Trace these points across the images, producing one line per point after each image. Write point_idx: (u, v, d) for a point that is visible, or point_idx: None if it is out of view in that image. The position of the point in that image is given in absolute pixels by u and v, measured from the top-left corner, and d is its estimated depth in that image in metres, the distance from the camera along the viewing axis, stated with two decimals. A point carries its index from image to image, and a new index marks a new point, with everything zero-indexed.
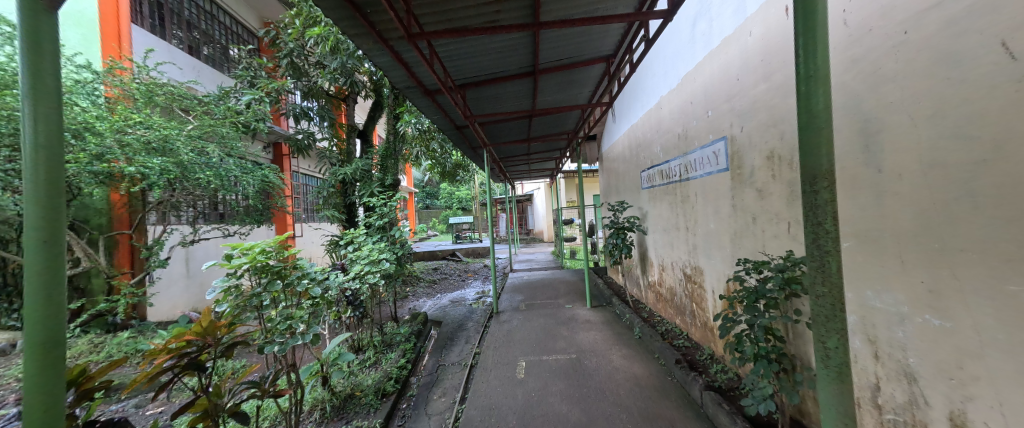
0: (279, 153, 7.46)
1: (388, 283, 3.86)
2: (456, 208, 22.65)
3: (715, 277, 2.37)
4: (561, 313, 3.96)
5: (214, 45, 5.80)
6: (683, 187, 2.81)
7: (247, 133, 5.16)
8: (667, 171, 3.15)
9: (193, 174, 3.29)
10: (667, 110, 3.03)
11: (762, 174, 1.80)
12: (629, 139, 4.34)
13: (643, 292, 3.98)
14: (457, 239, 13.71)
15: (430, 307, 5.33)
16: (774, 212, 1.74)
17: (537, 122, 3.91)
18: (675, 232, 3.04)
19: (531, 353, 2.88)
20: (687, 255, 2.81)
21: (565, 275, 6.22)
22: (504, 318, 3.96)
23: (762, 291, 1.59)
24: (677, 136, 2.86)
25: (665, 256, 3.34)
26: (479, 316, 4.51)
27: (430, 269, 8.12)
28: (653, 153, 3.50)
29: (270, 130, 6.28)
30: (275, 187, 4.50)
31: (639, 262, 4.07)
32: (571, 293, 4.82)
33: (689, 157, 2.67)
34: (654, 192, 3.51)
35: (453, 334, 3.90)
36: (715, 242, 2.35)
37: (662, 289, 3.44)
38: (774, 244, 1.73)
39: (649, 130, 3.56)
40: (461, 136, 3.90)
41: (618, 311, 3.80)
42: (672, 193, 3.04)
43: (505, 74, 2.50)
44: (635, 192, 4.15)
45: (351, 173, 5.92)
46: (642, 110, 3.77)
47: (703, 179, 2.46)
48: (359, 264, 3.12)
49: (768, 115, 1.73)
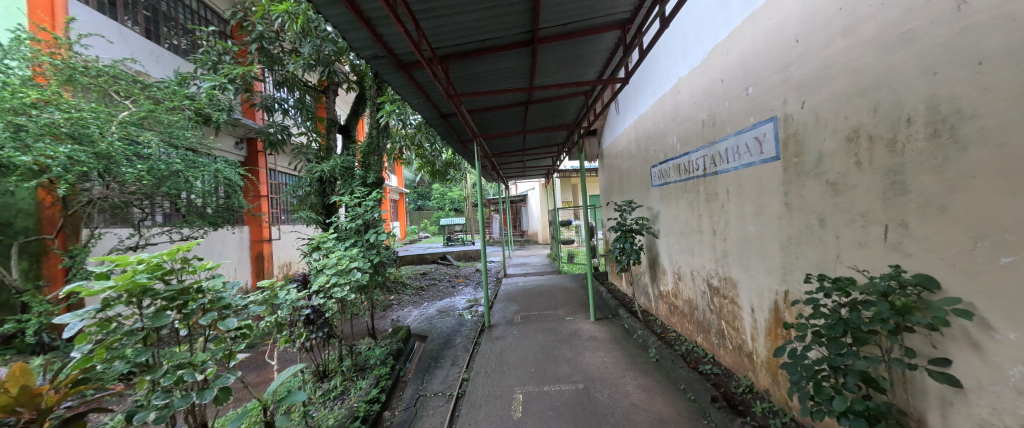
0: (253, 149, 6.88)
1: (362, 295, 3.35)
2: (449, 209, 22.04)
3: (755, 293, 1.94)
4: (560, 328, 3.48)
5: (176, 28, 5.20)
6: (709, 183, 2.37)
7: (208, 125, 4.61)
8: (686, 165, 2.72)
9: (121, 169, 2.74)
10: (687, 94, 2.61)
11: (837, 163, 1.36)
12: (636, 131, 3.90)
13: (654, 303, 3.54)
14: (448, 242, 13.17)
15: (415, 318, 4.82)
16: (857, 211, 1.29)
17: (535, 111, 3.45)
18: (696, 235, 2.61)
19: (529, 383, 2.40)
20: (714, 263, 2.38)
21: (563, 281, 5.77)
22: (497, 334, 3.48)
23: (855, 322, 1.14)
24: (701, 123, 2.43)
25: (682, 263, 2.90)
26: (469, 329, 4.02)
27: (417, 274, 7.59)
28: (667, 146, 3.07)
29: (238, 123, 5.69)
30: (228, 185, 4.00)
31: (649, 269, 3.64)
32: (571, 302, 4.37)
33: (717, 148, 2.25)
34: (669, 190, 3.08)
35: (439, 352, 3.42)
36: (755, 249, 1.91)
37: (678, 301, 3.01)
38: (858, 254, 1.30)
39: (662, 119, 3.14)
40: (448, 126, 3.41)
41: (626, 325, 3.35)
42: (693, 190, 2.60)
43: (495, 43, 2.04)
44: (643, 191, 3.72)
45: (330, 171, 5.36)
46: (653, 98, 3.35)
47: (739, 173, 2.02)
48: (324, 275, 2.63)
49: (849, 81, 1.29)
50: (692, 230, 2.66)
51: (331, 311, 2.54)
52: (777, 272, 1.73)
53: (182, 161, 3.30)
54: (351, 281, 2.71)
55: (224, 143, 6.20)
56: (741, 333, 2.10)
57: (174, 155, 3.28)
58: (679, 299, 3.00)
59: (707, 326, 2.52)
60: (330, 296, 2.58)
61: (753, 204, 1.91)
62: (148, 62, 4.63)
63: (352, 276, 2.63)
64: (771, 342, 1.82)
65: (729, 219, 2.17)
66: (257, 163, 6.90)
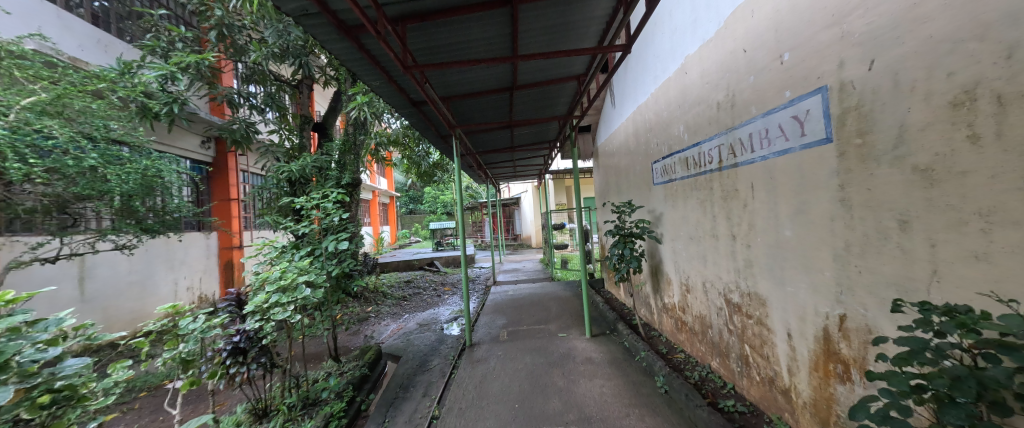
0: (220, 149, 6.40)
1: (320, 313, 2.88)
2: (441, 213, 21.43)
3: (793, 314, 1.53)
4: (552, 347, 3.04)
5: (128, 14, 4.77)
6: (727, 178, 1.97)
7: (157, 119, 4.16)
8: (695, 158, 2.32)
9: (4, 163, 2.27)
10: (698, 74, 2.23)
11: (932, 141, 0.96)
12: (635, 124, 3.52)
13: (658, 317, 3.13)
14: (437, 247, 12.67)
15: (392, 333, 4.35)
16: (971, 209, 0.88)
17: (519, 98, 3.04)
18: (710, 240, 2.21)
19: (511, 425, 1.96)
20: (733, 275, 1.98)
21: (556, 290, 5.33)
22: (479, 354, 3.03)
23: (999, 382, 0.72)
24: (716, 107, 2.04)
25: (692, 273, 2.50)
26: (449, 348, 3.55)
27: (401, 282, 7.09)
28: (672, 138, 2.68)
29: (199, 120, 5.20)
30: (165, 186, 3.47)
31: (651, 278, 3.24)
32: (564, 314, 3.96)
33: (735, 135, 1.88)
34: (674, 189, 2.69)
35: (411, 377, 2.96)
36: (795, 258, 1.51)
37: (687, 317, 2.60)
38: (977, 272, 0.88)
39: (666, 107, 2.75)
40: (422, 117, 2.99)
41: (626, 343, 2.94)
42: (706, 188, 2.20)
43: (462, 2, 1.62)
44: (644, 190, 3.32)
45: (300, 171, 4.79)
46: (655, 85, 2.97)
47: (770, 162, 1.61)
48: (263, 292, 2.17)
49: (956, 18, 0.88)
50: (705, 234, 2.27)
51: (270, 336, 2.07)
52: (829, 289, 1.33)
53: (101, 156, 2.79)
54: (299, 299, 2.25)
55: (188, 142, 5.71)
56: (772, 363, 1.70)
57: (91, 151, 2.78)
58: (687, 314, 2.60)
59: (723, 350, 2.12)
60: (269, 318, 2.11)
61: (791, 202, 1.50)
62: (92, 50, 4.23)
63: (300, 292, 2.19)
64: (819, 380, 1.41)
65: (755, 221, 1.76)
66: (227, 165, 6.43)
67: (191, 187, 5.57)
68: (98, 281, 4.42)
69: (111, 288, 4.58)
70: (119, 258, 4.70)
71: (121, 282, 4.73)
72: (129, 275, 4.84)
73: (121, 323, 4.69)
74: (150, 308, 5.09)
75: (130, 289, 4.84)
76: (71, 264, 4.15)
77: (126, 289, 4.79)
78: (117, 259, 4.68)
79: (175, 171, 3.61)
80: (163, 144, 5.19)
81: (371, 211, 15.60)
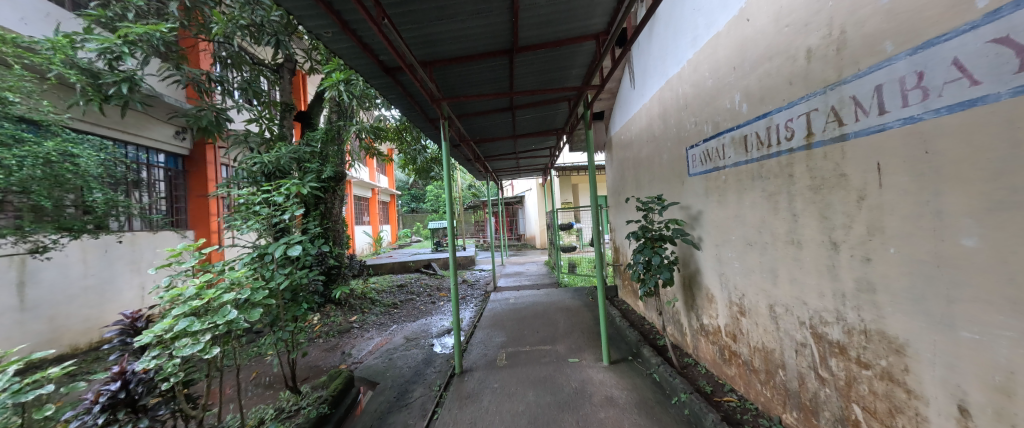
0: (199, 143, 5.88)
1: (271, 333, 2.31)
2: (442, 212, 20.90)
3: (981, 381, 0.91)
4: (562, 379, 2.42)
5: None
6: (824, 159, 1.35)
7: (111, 99, 3.65)
8: (765, 134, 1.69)
9: None
10: (770, 17, 1.60)
11: None
12: (663, 103, 2.91)
13: (696, 340, 2.51)
14: (437, 248, 12.11)
15: (374, 349, 3.76)
16: None
17: (521, 64, 2.42)
18: (786, 248, 1.59)
19: None
20: (830, 301, 1.36)
21: (564, 299, 4.72)
22: (469, 388, 2.42)
23: None
24: (804, 58, 1.42)
25: (750, 290, 1.89)
26: (436, 374, 2.94)
27: (393, 287, 6.49)
28: (721, 113, 2.06)
29: (173, 105, 4.69)
30: (90, 176, 2.89)
31: (686, 292, 2.62)
32: (574, 331, 3.36)
33: (842, 92, 1.26)
34: (723, 180, 2.07)
35: (384, 417, 2.36)
36: (988, 290, 0.88)
37: (742, 347, 1.99)
38: None
39: (712, 75, 2.13)
40: (400, 89, 2.43)
41: (657, 375, 2.33)
42: (782, 176, 1.59)
43: None
44: (676, 183, 2.71)
45: (275, 162, 4.22)
46: (694, 48, 2.35)
47: (925, 131, 0.99)
48: (170, 316, 1.59)
49: None
50: (776, 240, 1.65)
51: (175, 379, 1.52)
52: None
53: None
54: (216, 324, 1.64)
55: (158, 132, 5.21)
56: None
57: None
58: (740, 345, 2.00)
59: (807, 404, 1.52)
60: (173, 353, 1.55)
61: (974, 193, 0.88)
62: (37, 24, 3.70)
63: (220, 317, 1.67)
64: None
65: (882, 224, 1.14)
66: (204, 157, 5.93)
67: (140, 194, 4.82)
68: (41, 287, 3.87)
69: (61, 295, 4.05)
70: (71, 260, 4.16)
71: (74, 288, 4.18)
72: (83, 279, 4.28)
73: (72, 333, 4.13)
74: (109, 316, 4.55)
75: (84, 295, 4.28)
76: (6, 268, 3.60)
77: (79, 296, 4.24)
78: (69, 262, 4.13)
79: (100, 162, 3.01)
80: (126, 134, 4.72)
81: (369, 210, 15.10)
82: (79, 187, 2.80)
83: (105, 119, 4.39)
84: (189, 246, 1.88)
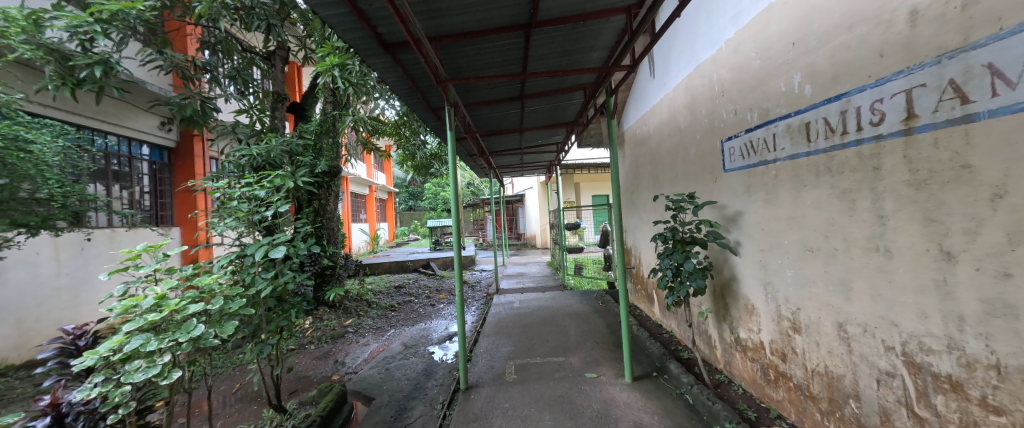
0: (186, 134, 5.54)
1: (251, 347, 2.03)
2: (441, 211, 20.60)
3: None
4: (580, 399, 2.15)
5: None
6: (935, 148, 1.08)
7: (83, 85, 3.32)
8: (838, 120, 1.42)
9: None
10: None
11: None
12: (691, 91, 2.63)
13: (731, 356, 2.24)
14: (436, 247, 11.82)
15: (369, 358, 3.47)
16: None
17: (539, 42, 2.13)
18: (865, 258, 1.33)
19: None
20: (939, 325, 1.10)
21: (572, 303, 4.45)
22: (476, 409, 2.14)
23: None
24: (906, 22, 1.14)
25: (809, 305, 1.62)
26: (437, 388, 2.66)
27: (391, 288, 6.20)
28: (773, 98, 1.79)
29: (157, 93, 4.37)
30: (45, 166, 2.57)
31: (720, 301, 2.35)
32: (588, 341, 3.08)
33: (968, 61, 0.99)
34: (774, 176, 1.80)
35: None
36: None
37: (796, 369, 1.72)
38: None
39: (761, 55, 1.86)
40: (401, 70, 2.14)
41: (691, 397, 2.06)
42: (864, 170, 1.31)
43: None
44: (708, 180, 2.43)
45: (265, 155, 3.91)
46: (736, 26, 2.08)
47: None
48: (119, 332, 1.26)
49: None
50: (852, 246, 1.38)
51: (123, 412, 1.20)
52: None
53: None
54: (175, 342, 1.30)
55: (140, 122, 4.89)
56: None
57: None
58: (792, 366, 1.74)
59: None
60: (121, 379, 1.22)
61: None
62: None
63: (184, 333, 1.33)
64: None
65: None
66: (191, 150, 5.59)
67: (108, 188, 4.49)
68: (7, 287, 3.54)
69: (29, 296, 3.71)
70: (41, 259, 3.84)
71: (45, 289, 3.86)
72: (55, 279, 3.96)
73: (43, 337, 3.81)
74: (84, 318, 4.23)
75: (56, 296, 3.96)
76: None
77: (51, 297, 3.91)
78: (39, 261, 3.81)
79: (56, 152, 2.67)
80: (104, 123, 4.39)
81: (366, 208, 14.78)
82: (31, 179, 2.47)
83: (79, 107, 4.06)
84: (149, 248, 1.54)
